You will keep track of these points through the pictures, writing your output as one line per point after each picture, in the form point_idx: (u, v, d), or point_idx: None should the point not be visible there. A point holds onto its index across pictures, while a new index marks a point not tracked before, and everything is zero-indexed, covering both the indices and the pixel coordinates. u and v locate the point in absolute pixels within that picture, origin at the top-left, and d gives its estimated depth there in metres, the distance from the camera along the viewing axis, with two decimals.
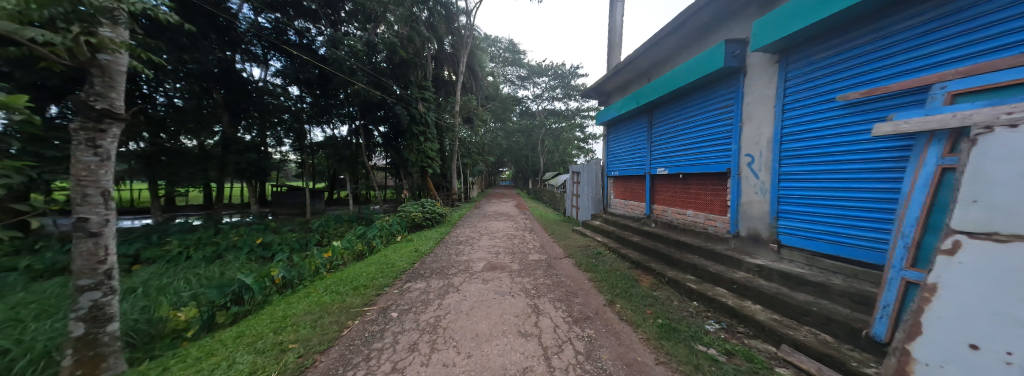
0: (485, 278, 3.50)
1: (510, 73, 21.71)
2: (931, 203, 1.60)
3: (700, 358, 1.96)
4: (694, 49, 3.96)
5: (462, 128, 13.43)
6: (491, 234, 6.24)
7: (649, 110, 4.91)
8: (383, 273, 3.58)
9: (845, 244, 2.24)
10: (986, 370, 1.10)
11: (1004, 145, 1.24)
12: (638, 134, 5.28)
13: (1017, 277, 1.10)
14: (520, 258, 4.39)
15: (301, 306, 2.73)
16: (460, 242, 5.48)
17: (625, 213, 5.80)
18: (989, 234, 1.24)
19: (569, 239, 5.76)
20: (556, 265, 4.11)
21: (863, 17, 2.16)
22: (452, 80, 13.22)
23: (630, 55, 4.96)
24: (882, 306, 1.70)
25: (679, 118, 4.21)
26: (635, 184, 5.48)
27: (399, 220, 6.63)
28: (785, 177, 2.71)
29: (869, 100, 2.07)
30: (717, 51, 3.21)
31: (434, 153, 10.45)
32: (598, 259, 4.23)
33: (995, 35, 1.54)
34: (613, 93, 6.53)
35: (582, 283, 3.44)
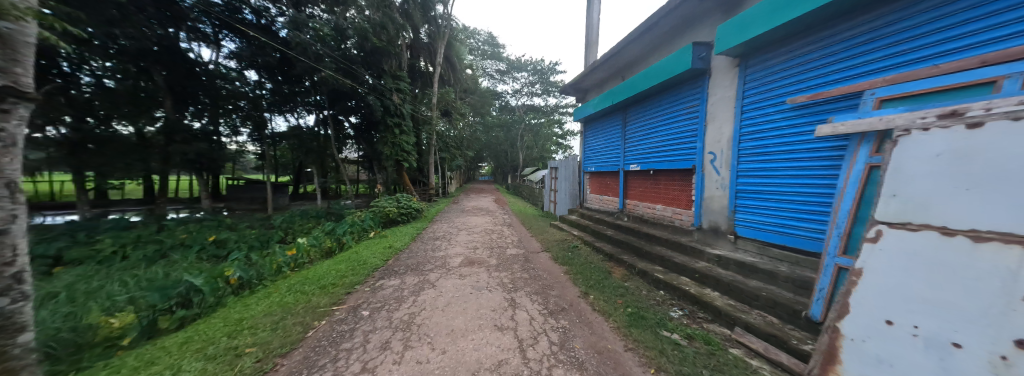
0: (461, 274, 3.46)
1: (489, 66, 21.36)
2: (860, 196, 1.80)
3: (665, 343, 2.12)
4: (665, 50, 4.12)
5: (440, 121, 13.08)
6: (469, 229, 6.19)
7: (623, 108, 5.05)
8: (354, 271, 3.43)
9: (791, 235, 2.45)
10: (900, 344, 1.26)
11: (923, 147, 1.45)
12: (613, 131, 5.43)
13: (928, 262, 1.28)
14: (498, 253, 4.40)
15: (260, 308, 2.54)
16: (436, 238, 5.37)
17: (600, 207, 5.95)
18: (904, 223, 1.44)
19: (547, 233, 5.85)
20: (534, 259, 4.16)
21: (808, 28, 2.39)
22: (429, 71, 12.82)
23: (606, 53, 5.05)
24: (818, 289, 1.91)
25: (650, 117, 4.38)
26: (609, 179, 5.62)
27: (371, 216, 6.33)
28: (741, 174, 2.92)
29: (813, 104, 2.28)
30: (685, 53, 3.35)
31: (411, 147, 10.06)
32: (573, 253, 4.34)
33: (915, 48, 1.79)
34: (590, 90, 6.62)
35: (559, 275, 3.52)
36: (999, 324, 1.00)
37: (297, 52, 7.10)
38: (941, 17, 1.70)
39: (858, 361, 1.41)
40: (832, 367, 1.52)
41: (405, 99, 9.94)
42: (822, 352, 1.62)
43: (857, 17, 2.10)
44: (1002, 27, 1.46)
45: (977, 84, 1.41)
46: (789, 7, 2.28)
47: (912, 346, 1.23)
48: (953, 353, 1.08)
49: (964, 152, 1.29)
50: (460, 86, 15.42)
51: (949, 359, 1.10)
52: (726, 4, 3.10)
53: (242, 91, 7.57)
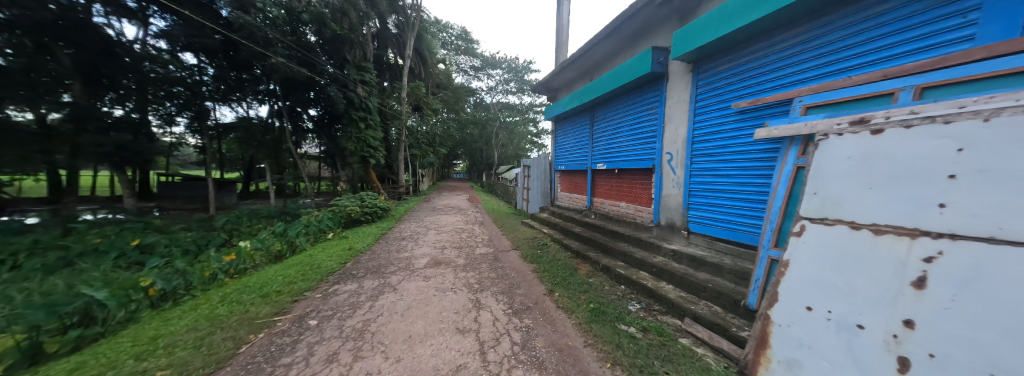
0: (425, 275, 3.34)
1: (463, 62, 20.67)
2: (789, 194, 1.98)
3: (621, 337, 2.20)
4: (627, 53, 4.28)
5: (411, 117, 12.64)
6: (438, 229, 6.04)
7: (591, 109, 5.19)
8: (305, 276, 3.19)
9: (735, 230, 2.65)
10: (817, 328, 1.43)
11: (836, 150, 1.64)
12: (581, 131, 5.56)
13: (840, 254, 1.44)
14: (467, 252, 4.33)
15: (183, 322, 2.26)
16: (403, 238, 5.18)
17: (570, 205, 6.06)
18: (823, 218, 1.61)
19: (518, 231, 5.87)
20: (502, 257, 4.14)
21: (749, 38, 2.62)
22: (398, 63, 12.33)
23: (576, 52, 5.10)
24: (754, 280, 2.08)
25: (615, 117, 4.51)
26: (578, 178, 5.75)
27: (329, 215, 5.92)
28: (694, 174, 3.09)
29: (754, 109, 2.48)
30: (645, 57, 3.49)
31: (378, 143, 9.64)
32: (542, 250, 4.39)
33: (836, 60, 2.05)
34: (560, 90, 6.71)
35: (526, 273, 3.54)
36: (892, 308, 1.15)
37: (241, 34, 6.31)
38: (855, 33, 1.97)
39: (785, 344, 1.58)
40: (763, 351, 1.69)
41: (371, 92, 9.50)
42: (755, 337, 1.79)
43: (788, 31, 2.35)
44: (901, 46, 1.75)
45: (876, 95, 1.68)
46: (735, 17, 2.47)
47: (826, 330, 1.39)
48: (859, 336, 1.24)
49: (868, 155, 1.46)
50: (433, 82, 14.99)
51: (856, 340, 1.26)
52: (681, 11, 3.27)
53: (179, 77, 6.79)
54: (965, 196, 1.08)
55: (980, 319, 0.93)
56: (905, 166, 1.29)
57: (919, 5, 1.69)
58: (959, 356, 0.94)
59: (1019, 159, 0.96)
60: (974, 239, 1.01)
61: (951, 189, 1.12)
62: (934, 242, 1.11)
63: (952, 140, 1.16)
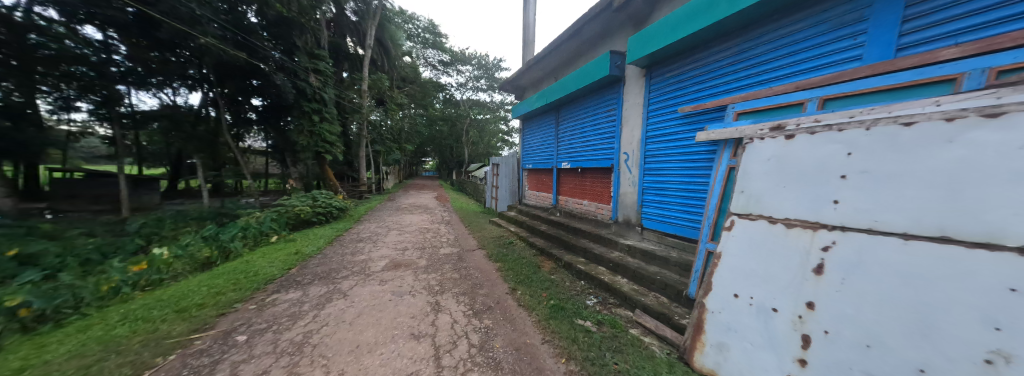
0: (382, 279, 3.18)
1: (431, 57, 20.04)
2: (722, 191, 2.19)
3: (578, 332, 2.27)
4: (588, 55, 4.43)
5: (373, 111, 12.03)
6: (400, 229, 5.79)
7: (556, 109, 5.30)
8: (237, 286, 2.85)
9: (680, 226, 2.86)
10: (743, 312, 1.66)
11: (758, 154, 1.88)
12: (547, 130, 5.66)
13: (759, 245, 1.70)
14: (430, 253, 4.20)
15: (65, 347, 1.87)
16: (361, 240, 4.89)
17: (537, 203, 6.15)
18: (748, 214, 1.84)
19: (486, 230, 5.84)
20: (467, 257, 4.08)
21: (692, 49, 2.87)
22: (359, 53, 11.58)
23: (542, 51, 5.17)
24: (695, 271, 2.26)
25: (578, 117, 4.64)
26: (545, 176, 5.86)
27: (273, 216, 5.39)
28: (646, 173, 3.28)
29: (696, 113, 2.71)
30: (603, 60, 3.64)
31: (336, 138, 9.04)
32: (508, 249, 4.40)
33: (761, 72, 2.34)
34: (527, 89, 6.77)
35: (490, 273, 3.52)
36: (799, 290, 1.44)
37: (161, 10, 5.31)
38: (774, 49, 2.28)
39: (716, 329, 1.78)
40: (699, 336, 1.86)
41: (327, 83, 8.85)
42: (690, 325, 1.96)
43: (723, 44, 2.63)
44: (807, 62, 2.08)
45: (788, 104, 1.95)
46: (681, 27, 2.68)
47: (750, 313, 1.63)
48: (775, 316, 1.51)
49: (783, 159, 1.72)
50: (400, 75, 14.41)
51: (772, 320, 1.51)
52: (634, 19, 3.46)
53: (81, 54, 5.43)
54: (849, 194, 1.38)
55: (862, 298, 1.23)
56: (809, 167, 1.57)
57: (820, 27, 2.03)
58: (848, 331, 1.24)
59: (891, 165, 1.26)
60: (858, 229, 1.31)
61: (842, 188, 1.41)
62: (829, 234, 1.41)
63: (844, 145, 1.45)
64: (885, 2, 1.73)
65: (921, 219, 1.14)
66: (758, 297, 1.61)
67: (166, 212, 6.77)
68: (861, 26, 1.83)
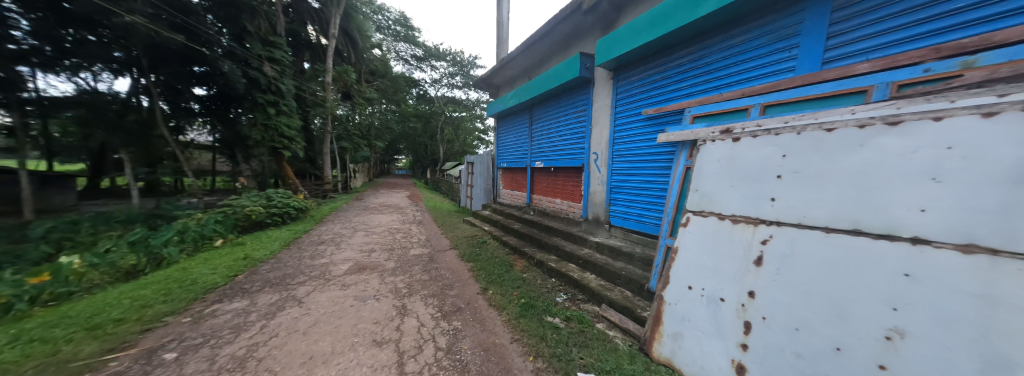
0: (344, 284, 3.00)
1: (403, 50, 19.31)
2: (680, 190, 2.32)
3: (547, 329, 2.29)
4: (560, 56, 4.50)
5: (340, 105, 11.35)
6: (367, 229, 5.52)
7: (530, 108, 5.33)
8: (169, 297, 2.54)
9: (644, 223, 3.00)
10: (696, 303, 1.76)
11: (710, 154, 2.01)
12: (521, 129, 5.68)
13: (709, 240, 1.81)
14: (398, 254, 4.04)
15: None
16: (322, 242, 4.59)
17: (511, 202, 6.16)
18: (701, 211, 1.94)
19: (460, 230, 5.74)
20: (438, 258, 3.98)
21: (654, 54, 3.02)
22: (322, 43, 10.84)
23: (516, 50, 5.18)
24: (656, 266, 2.38)
25: (550, 117, 4.70)
26: (519, 175, 5.88)
27: (218, 218, 4.88)
28: (614, 173, 3.40)
29: (658, 116, 2.85)
30: (574, 62, 3.72)
31: (296, 133, 8.41)
32: (481, 248, 4.36)
33: (714, 78, 2.53)
34: (501, 87, 6.74)
35: (462, 273, 3.46)
36: (742, 280, 1.57)
37: None
38: (724, 58, 2.47)
39: (673, 320, 1.87)
40: (658, 328, 1.95)
41: (285, 73, 8.15)
42: (650, 317, 2.04)
43: (680, 50, 2.79)
44: (752, 70, 2.29)
45: (735, 109, 2.12)
46: (643, 33, 2.82)
47: (701, 303, 1.73)
48: (722, 305, 1.62)
49: (731, 160, 1.85)
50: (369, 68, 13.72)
51: (720, 309, 1.63)
52: (602, 23, 3.57)
53: None
54: (783, 192, 1.53)
55: (793, 286, 1.36)
56: (751, 167, 1.72)
57: (762, 39, 2.24)
58: (781, 316, 1.37)
59: (818, 167, 1.40)
60: (791, 224, 1.45)
61: (778, 187, 1.56)
62: (767, 229, 1.55)
63: (780, 148, 1.60)
64: (813, 21, 1.98)
65: (840, 214, 1.29)
66: (709, 288, 1.71)
67: (83, 214, 5.86)
68: (794, 40, 2.06)
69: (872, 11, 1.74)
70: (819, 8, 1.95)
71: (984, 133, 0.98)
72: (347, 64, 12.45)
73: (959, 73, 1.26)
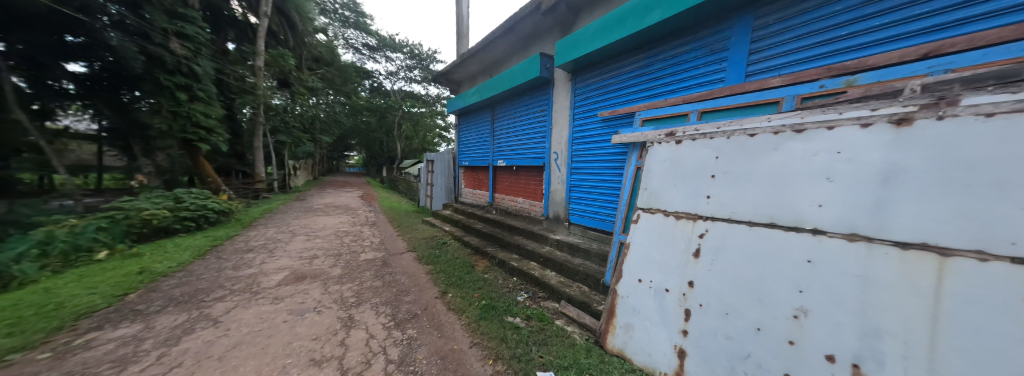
0: (275, 296, 2.63)
1: (353, 38, 17.80)
2: (632, 189, 2.46)
3: (507, 330, 2.25)
4: (521, 54, 4.52)
5: (274, 93, 10.06)
6: (309, 233, 4.99)
7: (492, 106, 5.27)
8: (18, 329, 1.96)
9: (600, 220, 3.14)
10: (645, 294, 1.85)
11: (657, 156, 2.14)
12: (484, 127, 5.59)
13: (656, 235, 1.92)
14: (345, 260, 3.70)
15: None
16: (250, 251, 4.01)
17: (473, 201, 6.05)
18: (649, 208, 2.05)
19: (419, 232, 5.43)
20: (393, 262, 3.75)
21: (609, 59, 3.17)
22: (253, 21, 9.46)
23: (478, 44, 5.10)
24: (611, 261, 2.49)
25: (512, 116, 4.69)
26: (481, 174, 5.79)
27: (101, 225, 3.96)
28: (573, 172, 3.49)
29: (613, 118, 2.99)
30: (535, 61, 3.75)
31: (216, 122, 7.20)
32: (440, 250, 4.19)
33: (661, 84, 2.71)
34: (462, 83, 6.56)
35: (418, 277, 3.27)
36: (683, 272, 1.69)
37: None
38: (669, 66, 2.66)
39: (625, 312, 1.95)
40: (612, 321, 2.01)
41: (199, 52, 6.63)
42: (606, 311, 2.11)
43: (632, 56, 2.96)
44: (691, 78, 2.50)
45: (677, 114, 2.31)
46: (598, 38, 2.94)
47: (650, 295, 1.83)
48: (667, 295, 1.73)
49: (674, 160, 1.99)
50: (315, 55, 12.32)
51: (665, 299, 1.73)
52: (561, 24, 3.66)
53: None
54: (716, 190, 1.68)
55: (723, 275, 1.50)
56: (691, 167, 1.86)
57: (698, 51, 2.46)
58: (714, 303, 1.50)
59: (744, 167, 1.57)
60: (722, 219, 1.60)
61: (712, 185, 1.70)
62: (703, 223, 1.68)
63: (713, 150, 1.76)
64: (738, 38, 2.24)
65: (760, 210, 1.45)
66: (656, 280, 1.82)
67: None
68: (725, 53, 2.30)
69: (782, 33, 2.03)
70: (742, 27, 2.22)
71: (864, 142, 1.18)
72: (284, 47, 11.03)
73: (844, 89, 1.56)
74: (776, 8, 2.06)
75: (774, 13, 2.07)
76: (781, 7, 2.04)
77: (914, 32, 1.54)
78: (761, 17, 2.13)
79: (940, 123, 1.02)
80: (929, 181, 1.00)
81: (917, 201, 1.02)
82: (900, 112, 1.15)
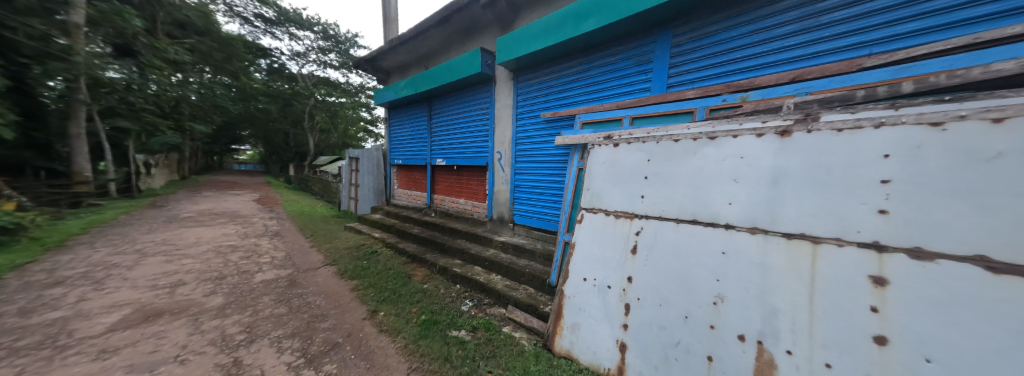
0: (103, 350, 1.88)
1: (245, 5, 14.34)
2: (574, 189, 2.51)
3: (452, 348, 2.01)
4: (459, 48, 4.30)
5: (112, 63, 7.37)
6: (170, 253, 3.98)
7: (428, 100, 4.90)
8: None
9: (544, 220, 3.17)
10: (590, 293, 1.86)
11: (597, 158, 2.20)
12: (420, 123, 5.17)
13: (599, 233, 1.95)
14: (232, 284, 3.04)
15: None
16: (67, 285, 2.92)
17: (408, 203, 5.59)
18: (592, 208, 2.09)
19: (340, 241, 4.84)
20: (303, 280, 3.21)
21: (550, 60, 3.19)
22: None
23: (408, 31, 4.65)
24: (557, 261, 2.49)
25: (452, 112, 4.42)
26: (417, 174, 5.38)
27: None
28: (517, 172, 3.45)
29: (556, 119, 3.03)
30: (475, 56, 3.57)
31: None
32: (369, 261, 3.73)
33: (599, 89, 2.83)
34: (392, 73, 5.96)
35: (338, 297, 2.78)
36: (623, 268, 1.73)
37: None
38: (605, 72, 2.79)
39: (571, 312, 1.93)
40: (559, 322, 1.98)
41: None
42: (553, 312, 2.07)
43: (572, 60, 3.03)
44: (624, 85, 2.66)
45: (611, 118, 2.47)
46: (539, 38, 2.92)
47: (593, 293, 1.84)
48: (609, 292, 1.76)
49: (611, 162, 2.07)
50: (178, 19, 8.92)
51: (608, 296, 1.76)
52: (501, 21, 3.56)
53: None
54: (648, 190, 1.77)
55: (656, 269, 1.57)
56: (626, 169, 1.94)
57: (629, 61, 2.64)
58: (650, 296, 1.56)
59: (669, 169, 1.69)
60: (654, 217, 1.68)
61: (645, 185, 1.79)
62: (638, 222, 1.76)
63: (645, 153, 1.86)
64: (660, 52, 2.45)
65: (683, 208, 1.56)
66: (599, 278, 1.84)
67: None
68: (651, 65, 2.50)
69: (695, 51, 2.29)
70: (663, 42, 2.44)
71: (760, 147, 1.35)
72: (121, 3, 8.03)
73: (740, 103, 1.84)
74: (689, 29, 2.32)
75: (687, 33, 2.33)
76: (692, 28, 2.30)
77: (784, 60, 1.90)
78: (678, 35, 2.37)
79: (810, 135, 1.22)
80: (806, 182, 1.19)
81: (798, 198, 1.20)
82: (782, 124, 1.33)
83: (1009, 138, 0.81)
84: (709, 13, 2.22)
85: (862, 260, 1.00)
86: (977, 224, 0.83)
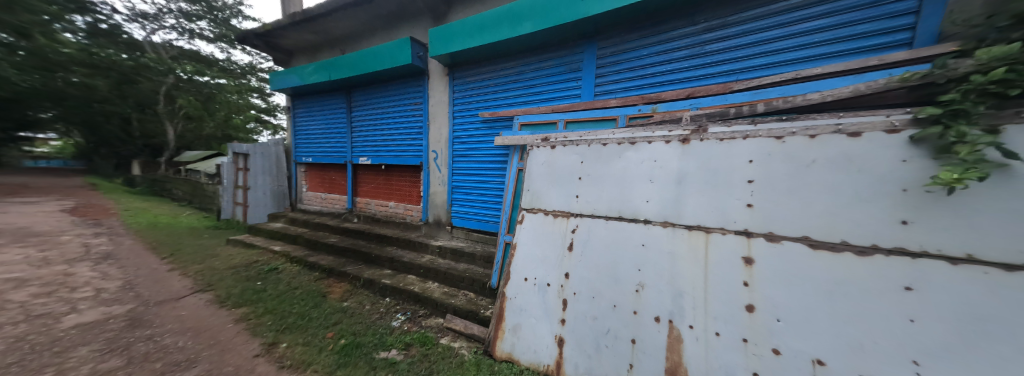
0: None
1: None
2: (514, 190, 2.52)
3: (378, 372, 1.75)
4: (385, 35, 3.94)
5: None
6: None
7: (347, 89, 4.33)
8: None
9: (483, 221, 3.11)
10: (531, 292, 1.86)
11: (536, 159, 2.22)
12: (337, 115, 4.53)
13: (540, 233, 1.97)
14: (19, 337, 2.10)
15: None
16: None
17: (323, 208, 4.85)
18: (532, 208, 2.10)
19: (220, 260, 3.83)
20: (155, 316, 2.44)
21: (488, 59, 3.15)
22: None
23: (316, 7, 3.98)
24: (498, 263, 2.45)
25: (377, 106, 4.00)
26: (335, 174, 4.71)
27: None
28: (455, 172, 3.31)
29: (494, 119, 3.02)
30: (404, 46, 3.29)
31: None
32: (264, 281, 3.07)
33: (536, 92, 2.91)
34: (298, 54, 5.08)
35: (215, 333, 2.18)
36: (561, 265, 1.78)
37: None
38: (541, 76, 2.89)
39: (513, 313, 1.90)
40: (501, 325, 1.93)
41: None
42: (495, 316, 2.00)
43: (510, 61, 3.05)
44: (558, 90, 2.81)
45: (547, 121, 2.56)
46: (476, 35, 2.84)
47: (534, 291, 1.85)
48: (549, 290, 1.79)
49: (549, 163, 2.12)
50: None
51: (547, 293, 1.79)
52: (433, 12, 3.38)
53: None
54: (582, 189, 1.87)
55: (590, 264, 1.66)
56: (563, 170, 2.02)
57: (561, 68, 2.79)
58: (585, 290, 1.64)
59: (599, 171, 1.81)
60: (587, 216, 1.78)
61: (580, 186, 1.89)
62: (574, 220, 1.84)
63: (579, 155, 1.96)
64: (587, 62, 2.66)
65: (612, 206, 1.69)
66: (540, 276, 1.85)
67: None
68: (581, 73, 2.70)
69: (616, 64, 2.55)
70: (590, 53, 2.65)
71: (668, 152, 1.54)
72: None
73: (651, 113, 2.10)
74: (610, 44, 2.57)
75: (609, 47, 2.58)
76: (613, 43, 2.56)
77: (681, 79, 2.26)
78: (602, 48, 2.61)
79: (703, 143, 1.43)
80: (701, 181, 1.40)
81: (695, 195, 1.40)
82: (681, 134, 1.53)
83: (820, 148, 1.11)
84: (626, 32, 2.50)
85: (738, 243, 1.22)
86: (805, 212, 1.10)
